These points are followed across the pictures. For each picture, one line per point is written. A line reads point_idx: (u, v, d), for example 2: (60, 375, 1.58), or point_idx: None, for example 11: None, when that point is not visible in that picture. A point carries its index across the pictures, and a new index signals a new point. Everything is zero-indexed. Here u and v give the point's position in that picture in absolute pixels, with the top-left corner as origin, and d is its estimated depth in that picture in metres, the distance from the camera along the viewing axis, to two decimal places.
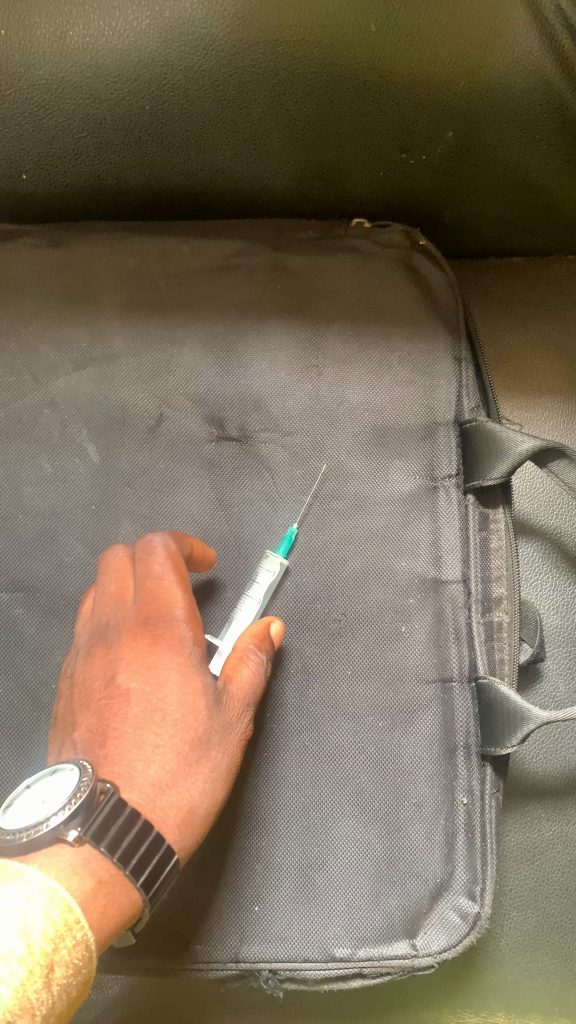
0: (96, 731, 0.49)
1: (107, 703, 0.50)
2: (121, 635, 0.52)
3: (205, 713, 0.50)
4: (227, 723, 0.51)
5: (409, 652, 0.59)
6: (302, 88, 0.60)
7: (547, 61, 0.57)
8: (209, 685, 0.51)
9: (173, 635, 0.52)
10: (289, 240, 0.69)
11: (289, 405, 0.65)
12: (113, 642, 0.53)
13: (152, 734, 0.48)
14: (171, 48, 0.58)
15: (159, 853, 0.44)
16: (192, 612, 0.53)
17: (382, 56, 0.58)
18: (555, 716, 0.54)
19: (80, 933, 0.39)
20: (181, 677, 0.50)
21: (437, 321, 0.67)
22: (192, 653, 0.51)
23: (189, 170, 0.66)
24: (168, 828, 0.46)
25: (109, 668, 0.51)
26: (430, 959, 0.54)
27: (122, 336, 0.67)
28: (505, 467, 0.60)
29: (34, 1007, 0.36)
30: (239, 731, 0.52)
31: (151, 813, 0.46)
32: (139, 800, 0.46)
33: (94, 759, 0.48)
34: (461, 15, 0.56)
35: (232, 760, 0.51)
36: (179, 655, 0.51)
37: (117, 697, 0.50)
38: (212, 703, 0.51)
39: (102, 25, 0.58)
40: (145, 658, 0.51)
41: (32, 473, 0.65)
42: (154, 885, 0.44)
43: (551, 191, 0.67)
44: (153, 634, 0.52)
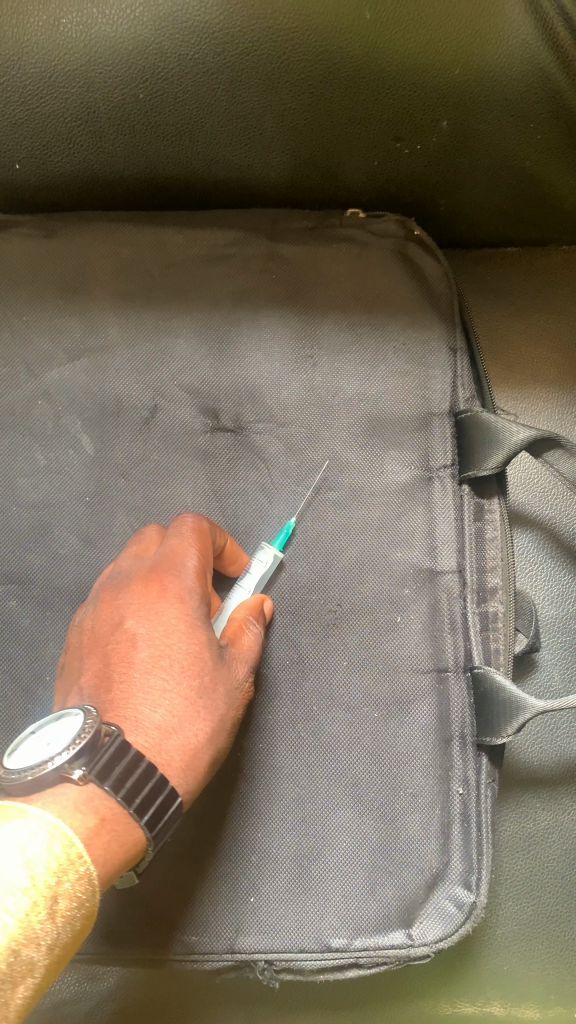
0: (103, 674, 0.51)
1: (114, 646, 0.52)
2: (129, 582, 0.54)
3: (211, 664, 0.51)
4: (233, 677, 0.52)
5: (406, 641, 0.59)
6: (296, 75, 0.59)
7: (543, 51, 0.57)
8: (214, 638, 0.52)
9: (181, 586, 0.53)
10: (284, 229, 0.69)
11: (284, 396, 0.64)
12: (121, 589, 0.54)
13: (158, 679, 0.50)
14: (165, 35, 0.57)
15: (165, 795, 0.45)
16: (206, 568, 0.54)
17: (377, 44, 0.57)
18: (552, 706, 0.54)
19: (82, 868, 0.39)
20: (190, 629, 0.51)
21: (432, 311, 0.66)
22: (198, 605, 0.52)
23: (183, 158, 0.66)
24: (172, 772, 0.47)
25: (117, 615, 0.53)
26: (426, 949, 0.55)
27: (116, 325, 0.67)
28: (499, 459, 0.60)
29: (37, 936, 0.36)
30: (244, 686, 0.53)
31: (155, 757, 0.47)
32: (144, 743, 0.47)
33: (101, 703, 0.50)
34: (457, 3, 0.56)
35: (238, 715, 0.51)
36: (188, 607, 0.52)
37: (125, 642, 0.52)
38: (219, 656, 0.51)
39: (95, 13, 0.57)
40: (155, 608, 0.52)
41: (26, 464, 0.65)
42: (159, 824, 0.45)
43: (547, 180, 0.67)
44: (161, 584, 0.53)
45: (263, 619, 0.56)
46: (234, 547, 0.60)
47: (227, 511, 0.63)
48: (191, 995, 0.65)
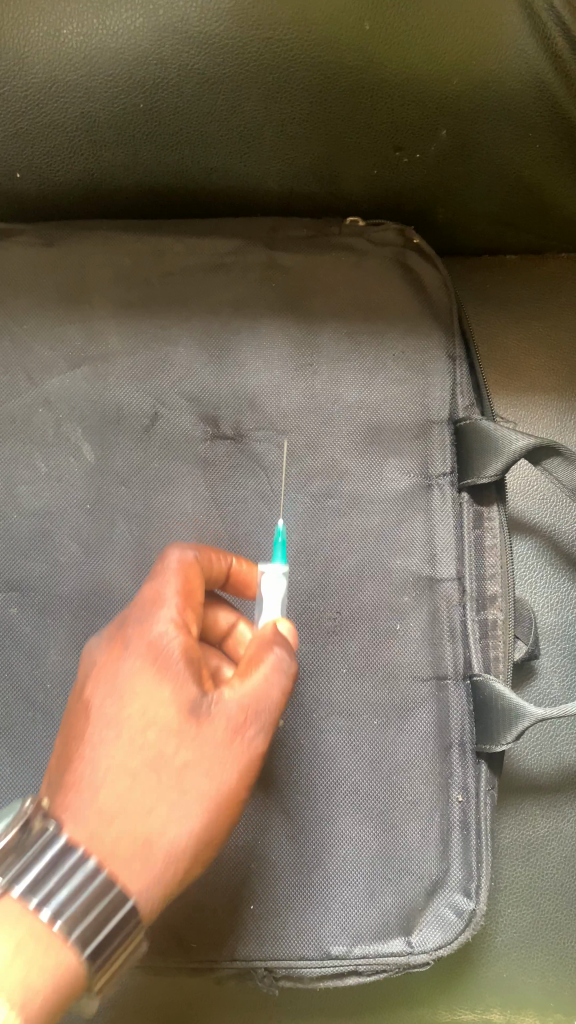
0: (61, 751, 0.46)
1: (74, 717, 0.47)
2: (98, 643, 0.50)
3: (173, 727, 0.45)
4: (215, 740, 0.46)
5: (405, 649, 0.59)
6: (296, 85, 0.59)
7: (542, 61, 0.57)
8: (181, 701, 0.46)
9: (144, 642, 0.48)
10: (283, 238, 0.69)
11: (284, 404, 0.64)
12: (91, 651, 0.50)
13: (107, 753, 0.44)
14: (166, 46, 0.58)
15: (101, 902, 0.41)
16: (186, 619, 0.49)
17: (377, 55, 0.58)
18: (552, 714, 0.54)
19: None
20: (156, 686, 0.46)
21: (431, 318, 0.67)
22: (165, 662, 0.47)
23: (184, 167, 0.66)
24: (117, 865, 0.42)
25: (83, 671, 0.49)
26: (425, 957, 0.55)
27: (117, 333, 0.67)
28: (499, 466, 0.60)
29: None
30: (240, 750, 0.46)
31: (96, 849, 0.42)
32: (83, 833, 0.42)
33: (53, 787, 0.45)
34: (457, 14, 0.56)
35: (221, 787, 0.45)
36: (155, 662, 0.47)
37: (82, 710, 0.47)
38: (193, 716, 0.46)
39: (96, 24, 0.58)
40: (117, 662, 0.48)
41: (27, 472, 0.65)
42: (98, 939, 0.41)
43: (545, 188, 0.67)
44: (124, 642, 0.48)
45: (273, 658, 0.48)
46: (240, 570, 0.56)
47: (228, 518, 0.63)
48: (192, 1003, 0.65)
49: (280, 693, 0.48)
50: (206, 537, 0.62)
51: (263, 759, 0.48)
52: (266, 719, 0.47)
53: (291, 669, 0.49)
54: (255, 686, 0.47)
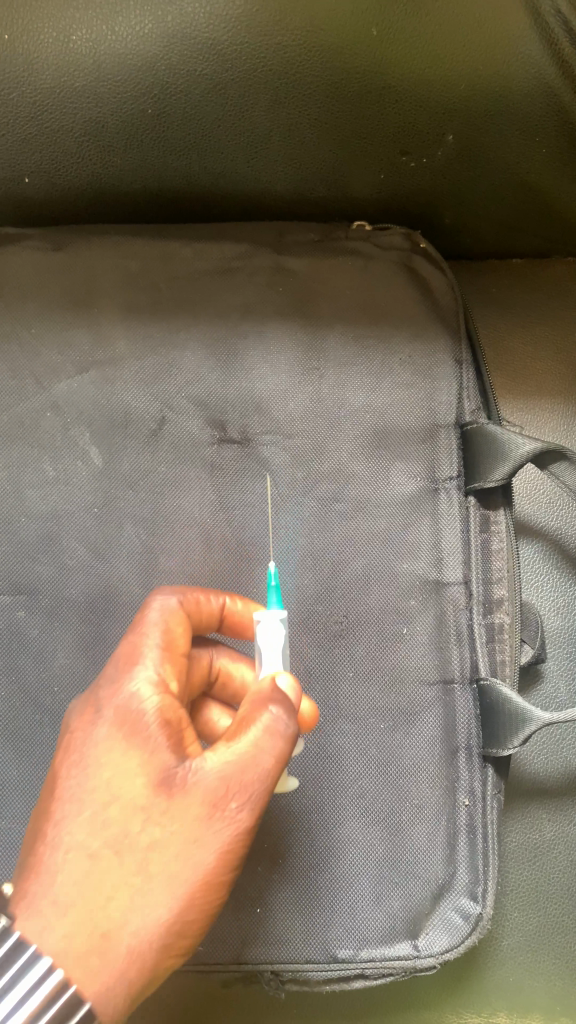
0: (31, 827, 0.45)
1: (46, 789, 0.46)
2: (73, 708, 0.49)
3: (141, 803, 0.44)
4: (190, 816, 0.44)
5: (411, 653, 0.60)
6: (304, 90, 0.60)
7: (548, 65, 0.58)
8: (152, 771, 0.45)
9: (117, 706, 0.47)
10: (290, 242, 0.69)
11: (291, 408, 0.65)
12: (67, 719, 0.49)
13: (69, 830, 0.43)
14: (174, 51, 0.58)
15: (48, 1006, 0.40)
16: (167, 678, 0.49)
17: (384, 60, 0.58)
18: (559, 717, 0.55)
19: None
20: (127, 755, 0.45)
21: (438, 322, 0.67)
22: (138, 727, 0.46)
23: (192, 172, 0.66)
24: (71, 963, 0.40)
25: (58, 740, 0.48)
26: (432, 959, 0.56)
27: (124, 337, 0.67)
28: (507, 468, 0.61)
29: None
30: (220, 826, 0.44)
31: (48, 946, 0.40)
32: (37, 925, 0.41)
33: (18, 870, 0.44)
34: (464, 20, 0.56)
35: (195, 870, 0.43)
36: (128, 728, 0.46)
37: (53, 781, 0.46)
38: (165, 789, 0.44)
39: (105, 28, 0.58)
40: (89, 728, 0.47)
41: (35, 476, 0.65)
42: None
43: (551, 192, 0.67)
44: (96, 708, 0.47)
45: (266, 721, 0.46)
46: (233, 607, 0.56)
47: (235, 522, 0.63)
48: (198, 1005, 0.65)
49: (273, 761, 0.46)
50: (213, 540, 0.63)
51: (255, 833, 0.46)
52: (254, 790, 0.45)
53: (289, 733, 0.47)
54: (242, 753, 0.45)
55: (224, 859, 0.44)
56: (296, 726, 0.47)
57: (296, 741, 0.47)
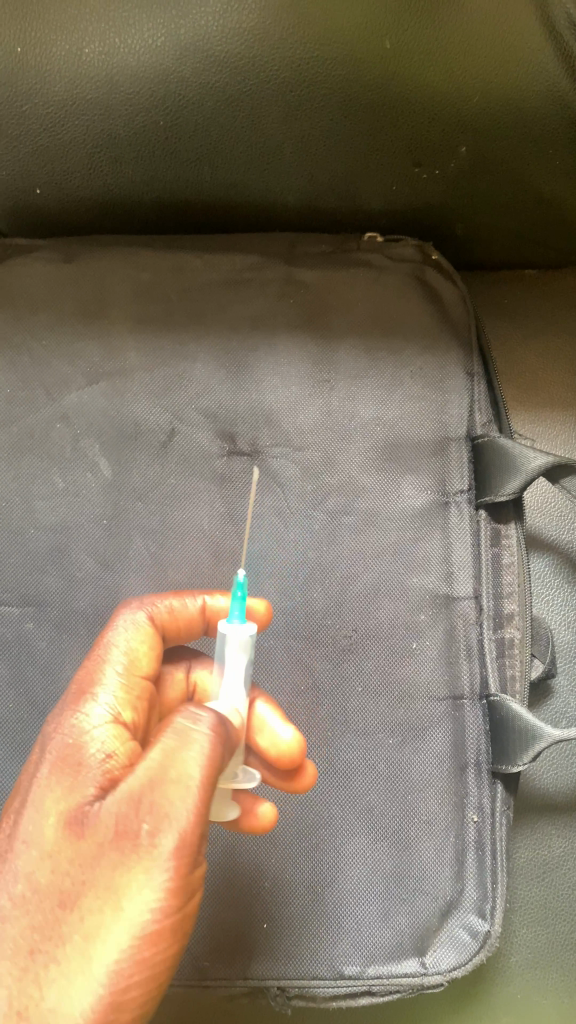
0: None
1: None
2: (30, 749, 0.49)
3: (56, 853, 0.41)
4: (100, 855, 0.40)
5: (421, 669, 0.59)
6: (316, 103, 0.60)
7: (562, 78, 0.57)
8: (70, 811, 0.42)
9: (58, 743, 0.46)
10: (301, 254, 0.69)
11: (301, 420, 0.64)
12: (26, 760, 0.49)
13: None
14: (186, 64, 0.58)
15: None
16: (119, 710, 0.49)
17: (396, 73, 0.57)
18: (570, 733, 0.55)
19: None
20: (53, 792, 0.43)
21: (449, 335, 0.66)
22: (71, 766, 0.45)
23: (203, 183, 0.66)
24: None
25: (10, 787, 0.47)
26: (439, 977, 0.55)
27: (134, 348, 0.67)
28: (518, 483, 0.60)
29: None
30: (132, 861, 0.39)
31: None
32: None
33: None
34: (478, 34, 0.56)
35: (118, 919, 0.39)
36: (61, 764, 0.45)
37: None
38: (76, 829, 0.41)
39: (117, 41, 0.58)
40: (28, 773, 0.45)
41: (45, 488, 0.65)
42: None
43: (563, 203, 0.67)
44: (39, 750, 0.47)
45: (177, 731, 0.43)
46: (214, 606, 0.56)
47: (245, 534, 0.63)
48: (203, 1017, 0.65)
49: (188, 773, 0.42)
50: (221, 552, 0.62)
51: (190, 862, 0.40)
52: (169, 809, 0.40)
53: (202, 745, 0.43)
54: (148, 774, 0.42)
55: (150, 898, 0.39)
56: (212, 733, 0.44)
57: (219, 751, 0.43)
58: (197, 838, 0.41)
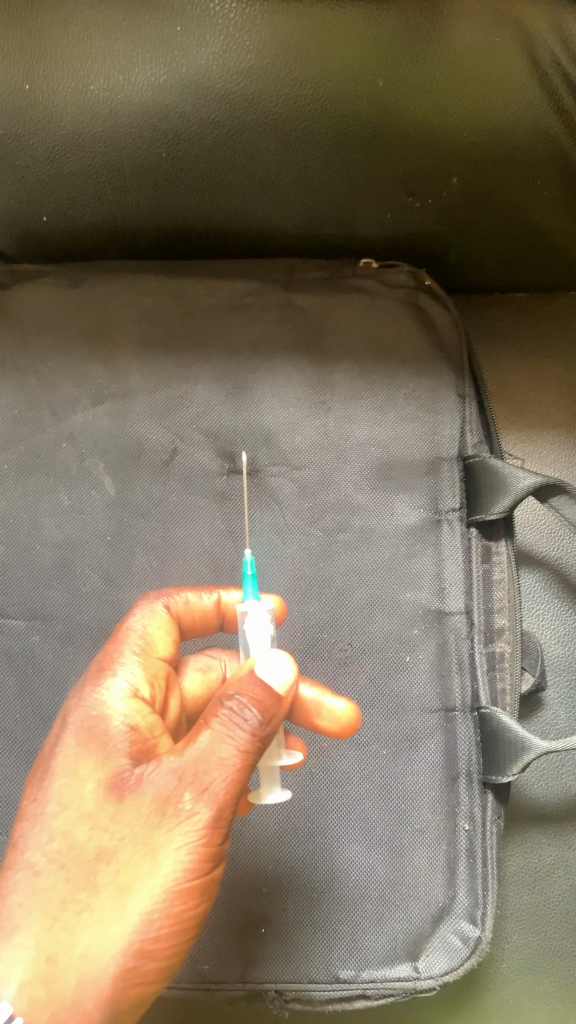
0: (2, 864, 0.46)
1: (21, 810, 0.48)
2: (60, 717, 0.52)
3: (96, 813, 0.45)
4: (141, 819, 0.44)
5: (414, 682, 0.61)
6: (313, 136, 0.62)
7: (548, 114, 0.60)
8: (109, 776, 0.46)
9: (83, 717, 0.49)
10: (299, 279, 0.71)
11: (299, 440, 0.67)
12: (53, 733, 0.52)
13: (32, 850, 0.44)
14: (187, 99, 0.60)
15: None
16: (137, 687, 0.52)
17: (389, 108, 0.60)
18: (557, 747, 0.57)
19: None
20: (87, 760, 0.47)
21: (441, 357, 0.69)
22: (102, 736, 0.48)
23: (204, 211, 0.69)
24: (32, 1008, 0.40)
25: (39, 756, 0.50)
26: (432, 981, 0.57)
27: (138, 370, 0.69)
28: (507, 503, 0.63)
29: None
30: (174, 824, 0.44)
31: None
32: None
33: None
34: (467, 73, 0.58)
35: (153, 876, 0.43)
36: (89, 736, 0.48)
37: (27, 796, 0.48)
38: (119, 793, 0.45)
39: (121, 79, 0.60)
40: (57, 742, 0.48)
41: (50, 506, 0.67)
42: None
43: (552, 230, 0.69)
44: (65, 720, 0.50)
45: (227, 710, 0.46)
46: (229, 600, 0.59)
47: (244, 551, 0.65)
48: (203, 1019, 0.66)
49: (233, 752, 0.45)
50: (222, 567, 0.65)
51: (222, 833, 0.45)
52: (211, 781, 0.44)
53: (247, 726, 0.45)
54: (195, 750, 0.45)
55: (183, 859, 0.43)
56: (261, 719, 0.46)
57: (265, 734, 0.46)
58: (230, 811, 0.45)
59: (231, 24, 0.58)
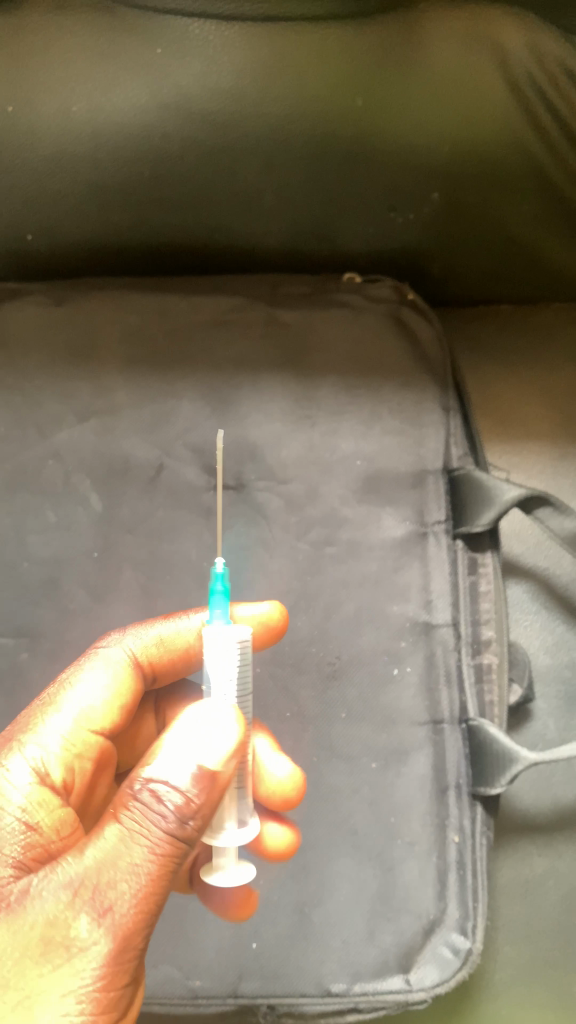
0: None
1: None
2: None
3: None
4: (25, 946, 0.38)
5: (402, 694, 0.61)
6: (294, 154, 0.63)
7: (525, 129, 0.61)
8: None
9: None
10: (283, 295, 0.72)
11: (285, 455, 0.67)
12: None
13: None
14: (169, 119, 0.61)
15: None
16: (50, 769, 0.50)
17: (370, 125, 0.60)
18: (553, 755, 0.57)
19: None
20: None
21: (425, 371, 0.69)
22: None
23: (188, 229, 0.69)
24: None
25: None
26: (423, 994, 0.57)
27: (123, 387, 0.69)
28: (493, 514, 0.63)
29: None
30: (66, 956, 0.39)
31: None
32: None
33: None
34: (444, 91, 0.59)
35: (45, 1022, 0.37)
36: None
37: None
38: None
39: (103, 99, 0.60)
40: None
41: (37, 523, 0.67)
42: None
43: (532, 244, 0.70)
44: None
45: (137, 807, 0.42)
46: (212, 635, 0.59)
47: (230, 564, 0.65)
48: None
49: (142, 863, 0.41)
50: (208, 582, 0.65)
51: (126, 964, 0.40)
52: (115, 900, 0.40)
53: (157, 837, 0.42)
54: (98, 859, 0.41)
55: (78, 997, 0.38)
56: (176, 820, 0.42)
57: (182, 840, 0.42)
58: (139, 937, 0.40)
59: (211, 45, 0.58)
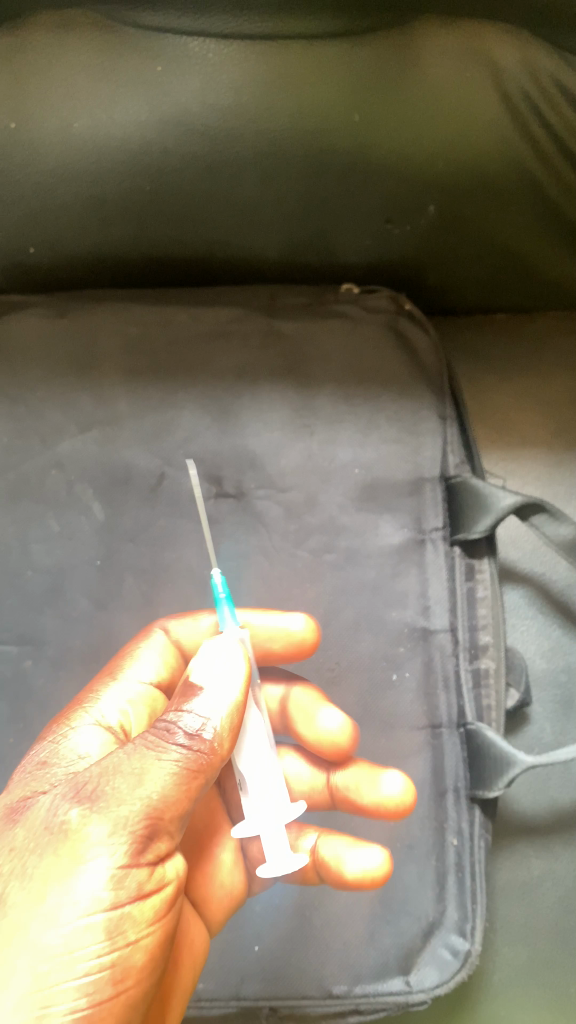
0: None
1: None
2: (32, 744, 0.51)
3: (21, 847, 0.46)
4: (34, 837, 0.40)
5: (401, 700, 0.62)
6: (291, 169, 0.64)
7: (517, 142, 0.62)
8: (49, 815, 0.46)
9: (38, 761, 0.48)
10: (282, 306, 0.73)
11: (284, 463, 0.68)
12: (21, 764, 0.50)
13: None
14: (168, 135, 0.62)
15: None
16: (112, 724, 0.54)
17: (364, 140, 0.61)
18: (553, 759, 0.58)
19: None
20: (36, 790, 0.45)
21: (422, 378, 0.71)
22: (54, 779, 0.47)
23: (187, 242, 0.70)
24: None
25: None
26: (423, 996, 0.57)
27: (125, 398, 0.70)
28: (489, 522, 0.64)
29: None
30: (66, 835, 0.40)
31: None
32: None
33: None
34: (445, 113, 0.60)
35: (55, 884, 0.38)
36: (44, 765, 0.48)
37: None
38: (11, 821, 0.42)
39: (104, 116, 0.61)
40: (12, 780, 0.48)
41: (41, 532, 0.68)
42: None
43: (528, 253, 0.71)
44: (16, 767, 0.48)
45: (153, 734, 0.46)
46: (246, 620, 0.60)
47: (230, 572, 0.66)
48: None
49: (149, 770, 0.43)
50: (209, 588, 0.66)
51: (138, 845, 0.41)
52: (112, 791, 0.42)
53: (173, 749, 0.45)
54: (102, 768, 0.44)
55: (84, 865, 0.39)
56: (190, 740, 0.46)
57: (198, 754, 0.46)
58: (147, 819, 0.42)
59: (209, 62, 0.58)
